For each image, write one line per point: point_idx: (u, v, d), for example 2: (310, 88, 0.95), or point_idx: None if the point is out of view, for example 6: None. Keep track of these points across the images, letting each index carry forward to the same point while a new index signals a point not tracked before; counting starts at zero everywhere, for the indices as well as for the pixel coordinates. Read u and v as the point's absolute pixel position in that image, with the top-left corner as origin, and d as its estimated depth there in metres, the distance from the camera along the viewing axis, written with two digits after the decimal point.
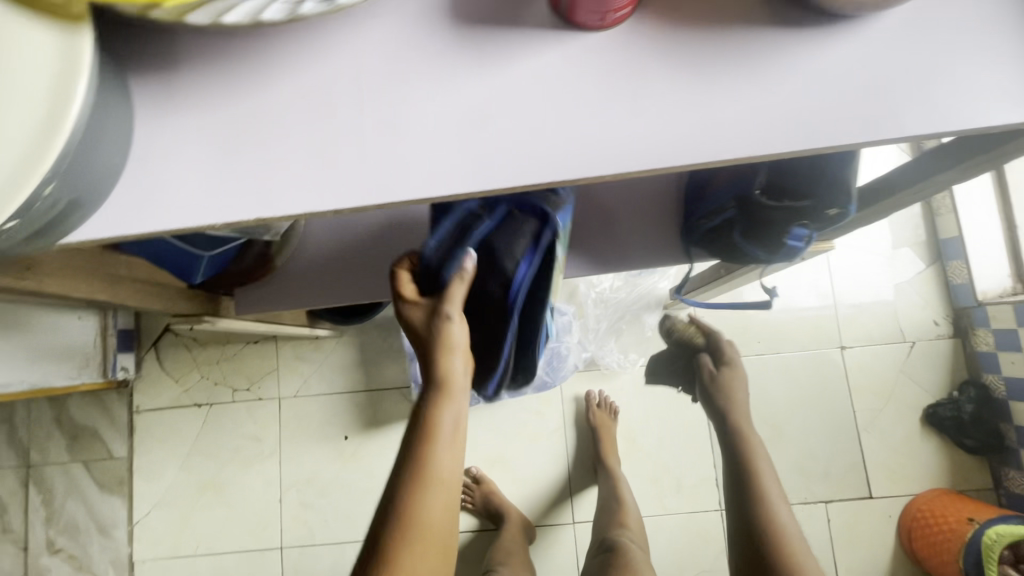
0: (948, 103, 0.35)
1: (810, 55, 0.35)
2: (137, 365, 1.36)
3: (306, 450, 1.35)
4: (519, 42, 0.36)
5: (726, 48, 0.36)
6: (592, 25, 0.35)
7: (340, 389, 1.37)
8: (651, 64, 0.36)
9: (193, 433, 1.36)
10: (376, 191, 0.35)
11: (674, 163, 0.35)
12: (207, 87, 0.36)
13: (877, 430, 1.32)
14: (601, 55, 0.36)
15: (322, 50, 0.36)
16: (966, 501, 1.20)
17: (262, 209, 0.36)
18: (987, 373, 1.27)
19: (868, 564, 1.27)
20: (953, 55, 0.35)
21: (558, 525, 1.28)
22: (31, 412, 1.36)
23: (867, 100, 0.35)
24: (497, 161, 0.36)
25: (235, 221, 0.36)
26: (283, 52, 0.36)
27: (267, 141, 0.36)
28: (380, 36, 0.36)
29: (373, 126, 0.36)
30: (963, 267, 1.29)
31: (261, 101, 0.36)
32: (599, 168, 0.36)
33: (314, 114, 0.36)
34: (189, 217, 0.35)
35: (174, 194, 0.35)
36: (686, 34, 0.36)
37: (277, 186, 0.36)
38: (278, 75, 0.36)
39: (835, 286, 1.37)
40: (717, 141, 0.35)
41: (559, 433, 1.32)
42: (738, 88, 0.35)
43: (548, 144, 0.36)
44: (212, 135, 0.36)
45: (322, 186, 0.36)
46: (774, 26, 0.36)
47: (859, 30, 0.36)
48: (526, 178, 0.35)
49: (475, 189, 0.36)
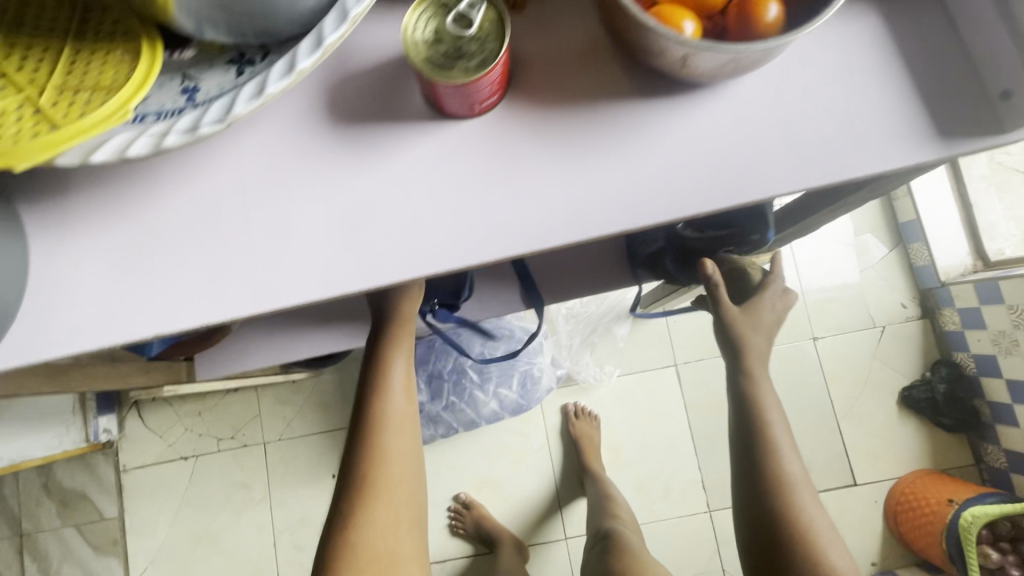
0: (810, 160, 0.36)
1: (675, 126, 0.37)
2: (120, 425, 1.36)
3: (296, 492, 1.36)
4: (396, 138, 0.37)
5: (595, 126, 0.37)
6: (463, 115, 0.37)
7: (324, 428, 1.38)
8: (525, 148, 0.37)
9: (182, 486, 1.36)
10: (270, 297, 0.36)
11: (554, 241, 0.36)
12: (99, 210, 0.37)
13: (856, 418, 1.33)
14: (476, 144, 0.37)
15: (206, 164, 0.37)
16: (947, 481, 1.22)
17: (161, 325, 0.36)
18: (957, 351, 1.29)
19: (859, 551, 1.28)
20: (811, 113, 0.36)
21: (550, 542, 1.28)
22: (19, 481, 1.37)
23: (734, 164, 0.36)
24: (385, 256, 0.37)
25: (136, 339, 0.37)
26: (170, 169, 0.37)
27: (159, 257, 0.37)
28: (263, 144, 0.38)
29: (261, 233, 0.37)
30: (923, 249, 1.30)
31: (151, 218, 0.37)
32: (483, 253, 0.37)
33: (204, 227, 0.37)
34: (90, 340, 0.36)
35: (72, 319, 0.36)
36: (555, 116, 0.37)
37: (173, 299, 0.37)
38: (167, 192, 0.37)
39: (802, 278, 1.37)
40: (593, 217, 0.36)
41: (544, 450, 1.32)
42: (609, 164, 0.37)
43: (430, 235, 0.37)
44: (106, 257, 0.37)
45: (216, 296, 0.37)
46: (639, 101, 0.37)
47: (720, 97, 0.37)
48: (414, 270, 0.36)
49: (366, 285, 0.37)
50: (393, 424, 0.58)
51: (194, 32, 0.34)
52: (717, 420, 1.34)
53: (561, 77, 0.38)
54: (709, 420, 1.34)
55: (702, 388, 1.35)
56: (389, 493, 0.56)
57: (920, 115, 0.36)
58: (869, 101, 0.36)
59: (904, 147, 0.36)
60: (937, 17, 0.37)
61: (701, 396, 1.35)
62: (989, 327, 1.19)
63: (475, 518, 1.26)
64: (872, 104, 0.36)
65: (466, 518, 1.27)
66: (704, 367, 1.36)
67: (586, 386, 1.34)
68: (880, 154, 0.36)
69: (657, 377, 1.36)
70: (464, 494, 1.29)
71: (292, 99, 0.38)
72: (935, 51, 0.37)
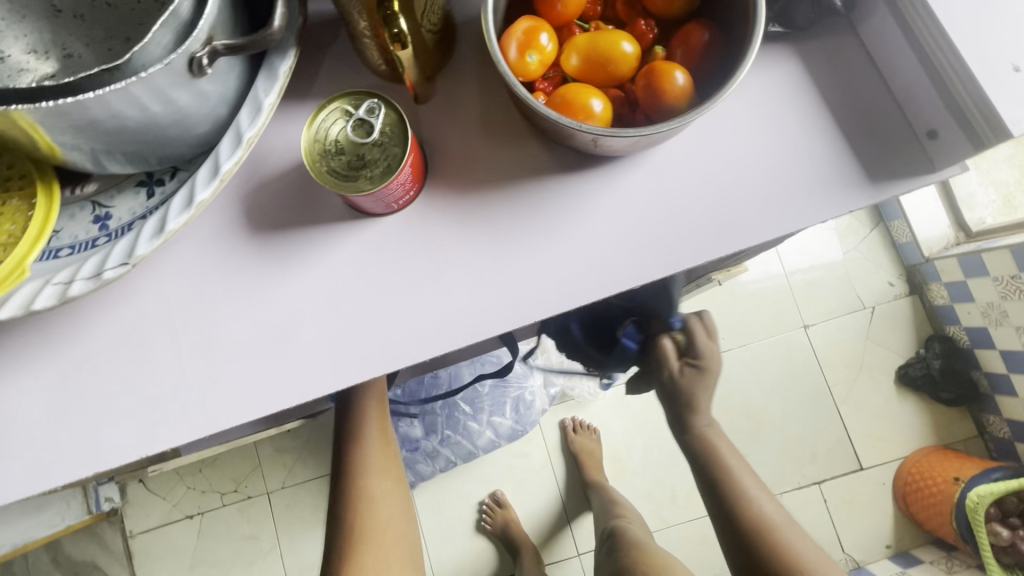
0: (741, 221, 0.35)
1: (600, 200, 0.36)
2: (122, 491, 1.35)
3: (305, 538, 1.35)
4: (318, 243, 0.36)
5: (519, 208, 0.36)
6: (382, 212, 0.36)
7: (326, 471, 1.37)
8: (449, 239, 0.36)
9: (190, 545, 1.35)
10: (208, 421, 0.36)
11: (490, 331, 0.35)
12: (27, 351, 0.36)
13: (856, 401, 1.31)
14: (400, 239, 0.36)
15: (129, 291, 0.36)
16: (953, 457, 1.21)
17: (102, 461, 0.36)
18: (949, 325, 1.28)
19: (873, 535, 1.26)
20: (738, 171, 0.35)
21: (563, 561, 1.26)
22: (30, 558, 1.36)
23: (663, 232, 0.35)
24: (321, 366, 0.36)
25: (78, 478, 0.36)
26: (94, 299, 0.36)
27: (93, 391, 0.36)
28: (183, 263, 0.36)
29: (192, 356, 0.36)
30: (904, 227, 1.29)
31: (81, 353, 0.36)
32: (419, 351, 0.36)
33: (135, 356, 0.36)
34: (30, 486, 0.35)
35: (14, 466, 0.36)
36: (478, 202, 0.36)
37: (112, 434, 0.36)
38: (94, 324, 0.36)
39: (787, 267, 1.36)
40: (526, 302, 0.35)
41: (547, 469, 1.31)
42: (536, 246, 0.36)
43: (363, 338, 0.36)
44: (38, 398, 0.36)
45: (154, 426, 0.36)
46: (560, 178, 0.36)
47: (643, 165, 0.36)
48: (350, 378, 0.36)
49: (304, 398, 0.36)
50: (375, 472, 0.57)
51: (94, 168, 0.33)
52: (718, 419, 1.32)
53: (479, 160, 0.37)
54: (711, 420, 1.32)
55: None
56: (380, 543, 0.55)
57: (849, 161, 0.35)
58: (795, 152, 0.35)
59: (836, 196, 0.35)
60: (857, 56, 0.36)
61: None
62: (977, 299, 1.18)
63: (504, 519, 1.24)
64: (799, 156, 0.35)
65: (496, 518, 1.25)
66: None
67: (581, 401, 1.33)
68: (812, 205, 0.35)
69: None
70: (500, 493, 1.28)
71: (208, 213, 0.37)
72: (858, 93, 0.36)
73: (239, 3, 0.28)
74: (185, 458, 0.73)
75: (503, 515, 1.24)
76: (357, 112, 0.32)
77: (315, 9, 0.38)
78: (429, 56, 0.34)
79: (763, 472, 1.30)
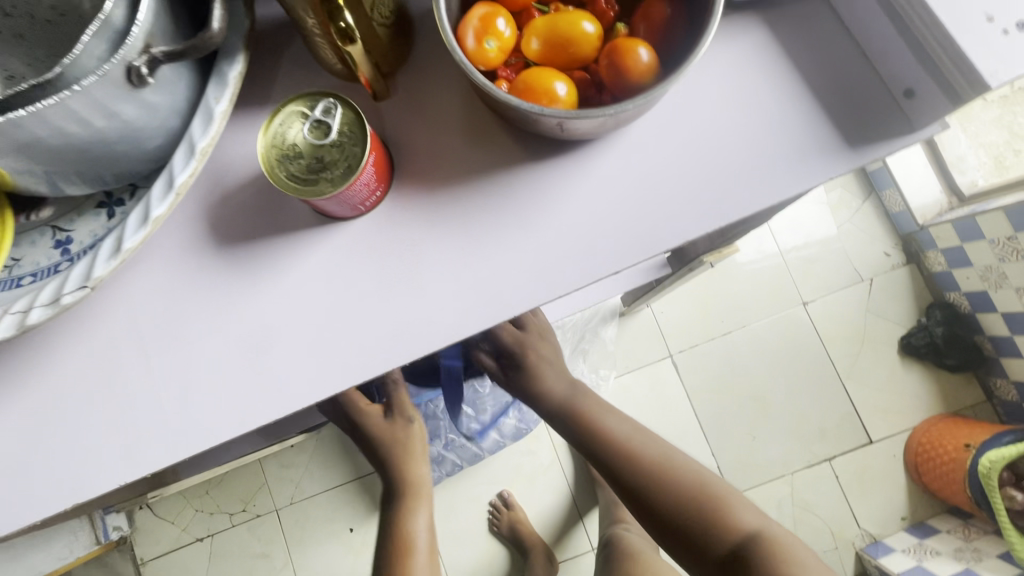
0: (719, 196, 0.34)
1: (573, 186, 0.35)
2: (130, 519, 1.34)
3: (316, 553, 1.33)
4: (288, 251, 0.35)
5: (490, 200, 0.35)
6: (349, 215, 0.35)
7: (332, 484, 1.35)
8: (421, 238, 0.35)
9: (202, 568, 1.34)
10: (186, 442, 0.35)
11: (469, 330, 0.34)
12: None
13: (861, 375, 1.30)
14: (371, 242, 0.35)
15: (97, 314, 0.35)
16: (962, 424, 1.19)
17: (79, 491, 0.34)
18: (949, 291, 1.26)
19: (887, 508, 1.25)
20: (712, 146, 0.34)
21: (577, 556, 1.24)
22: None
23: (639, 215, 0.34)
24: (298, 377, 0.35)
25: (55, 510, 0.35)
26: (62, 326, 0.35)
27: (67, 418, 0.35)
28: (150, 282, 0.35)
29: (164, 377, 0.35)
30: (896, 195, 1.28)
31: (52, 380, 0.35)
32: (398, 355, 0.35)
33: (106, 380, 0.35)
34: (8, 521, 0.34)
35: None
36: (448, 198, 0.35)
37: (90, 462, 0.35)
38: (63, 351, 0.35)
39: (781, 244, 1.35)
40: (504, 296, 0.34)
41: (554, 465, 1.29)
42: (511, 238, 0.35)
43: (340, 345, 0.35)
44: (10, 431, 0.35)
45: (132, 450, 0.35)
46: (531, 167, 0.35)
47: (615, 147, 0.35)
48: (329, 388, 0.35)
49: (283, 411, 0.35)
50: (421, 553, 0.66)
51: (48, 190, 0.32)
52: (723, 403, 1.31)
53: (446, 155, 0.36)
54: (715, 404, 1.31)
55: (700, 374, 1.32)
56: None
57: (826, 127, 0.34)
58: (769, 121, 0.34)
59: (815, 163, 0.34)
60: (827, 19, 0.35)
61: (701, 382, 1.32)
62: (974, 264, 1.16)
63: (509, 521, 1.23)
64: (774, 125, 0.34)
65: (502, 521, 1.24)
66: (698, 351, 1.33)
67: None
68: (791, 175, 0.34)
69: (655, 371, 1.33)
70: (504, 495, 1.27)
71: (173, 229, 0.36)
72: (831, 56, 0.34)
73: (178, 8, 0.27)
74: (186, 480, 0.72)
75: (507, 518, 1.24)
76: (312, 112, 0.31)
77: (267, 11, 0.37)
78: (384, 49, 0.33)
79: (772, 452, 1.29)
